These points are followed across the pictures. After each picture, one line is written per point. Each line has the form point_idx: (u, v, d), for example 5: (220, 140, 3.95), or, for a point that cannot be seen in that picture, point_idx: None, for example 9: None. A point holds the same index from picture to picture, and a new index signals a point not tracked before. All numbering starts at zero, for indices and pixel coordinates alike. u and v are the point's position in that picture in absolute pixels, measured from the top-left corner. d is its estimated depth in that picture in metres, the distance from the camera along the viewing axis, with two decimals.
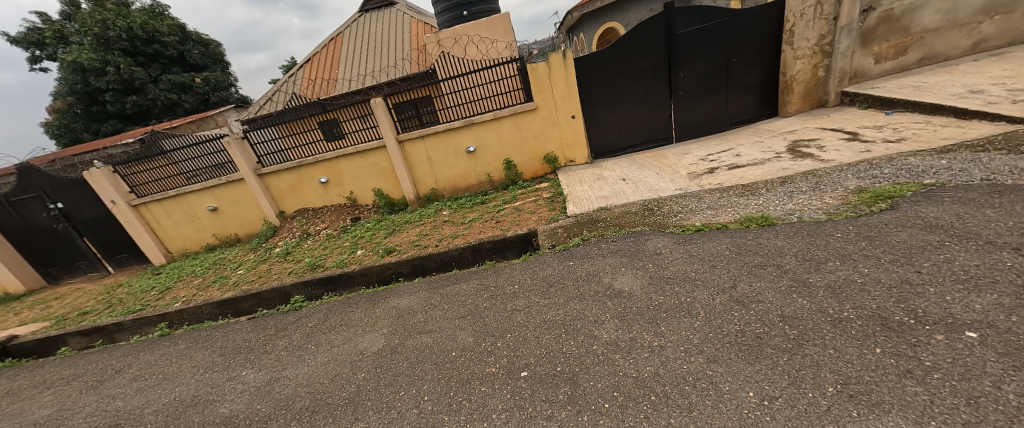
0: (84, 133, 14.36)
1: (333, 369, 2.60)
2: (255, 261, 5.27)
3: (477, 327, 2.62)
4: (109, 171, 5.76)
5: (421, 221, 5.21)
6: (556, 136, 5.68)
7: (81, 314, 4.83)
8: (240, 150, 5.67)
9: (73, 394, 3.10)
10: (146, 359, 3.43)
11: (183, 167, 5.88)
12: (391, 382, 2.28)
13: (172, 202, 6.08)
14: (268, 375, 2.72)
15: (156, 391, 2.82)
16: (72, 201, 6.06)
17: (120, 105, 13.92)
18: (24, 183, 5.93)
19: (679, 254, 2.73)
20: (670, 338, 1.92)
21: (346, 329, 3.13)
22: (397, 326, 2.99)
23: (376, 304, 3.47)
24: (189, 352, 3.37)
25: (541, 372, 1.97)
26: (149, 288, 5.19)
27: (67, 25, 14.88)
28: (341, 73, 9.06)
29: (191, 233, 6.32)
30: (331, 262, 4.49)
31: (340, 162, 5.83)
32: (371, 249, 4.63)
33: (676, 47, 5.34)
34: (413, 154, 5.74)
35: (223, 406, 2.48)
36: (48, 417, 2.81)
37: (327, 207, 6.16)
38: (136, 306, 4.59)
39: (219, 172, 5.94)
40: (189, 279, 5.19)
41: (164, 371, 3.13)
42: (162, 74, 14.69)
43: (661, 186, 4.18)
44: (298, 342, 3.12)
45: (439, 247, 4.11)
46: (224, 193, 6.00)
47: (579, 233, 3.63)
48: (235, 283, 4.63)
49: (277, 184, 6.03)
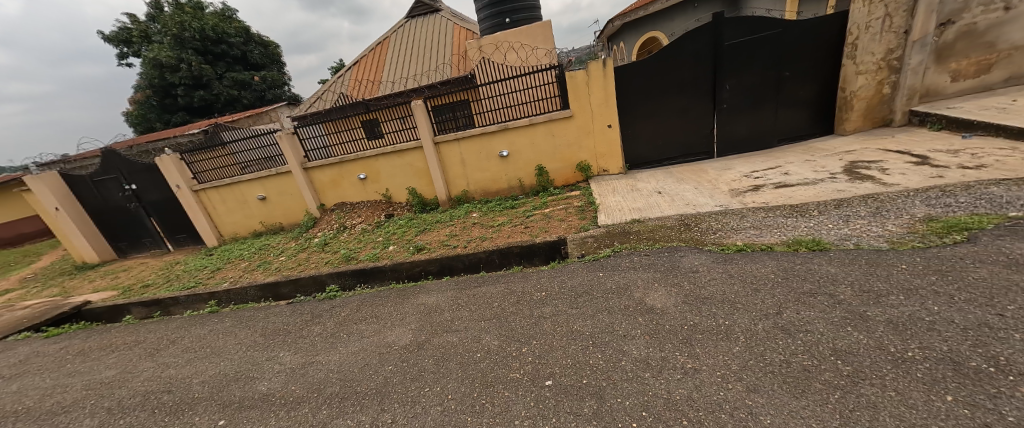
0: (157, 122, 15.92)
1: (362, 359, 2.70)
2: (295, 249, 5.58)
3: (503, 331, 2.63)
4: (176, 158, 6.34)
5: (451, 222, 5.32)
6: (590, 143, 5.63)
7: (143, 286, 5.32)
8: (290, 144, 6.02)
9: (132, 359, 3.40)
10: (195, 333, 3.71)
11: (239, 157, 6.36)
12: (417, 378, 2.34)
13: (227, 189, 6.57)
14: (304, 359, 2.86)
15: (205, 364, 3.05)
16: (143, 184, 6.71)
17: (189, 99, 15.33)
18: (105, 165, 6.62)
19: (718, 273, 2.61)
20: (705, 361, 1.83)
21: (377, 321, 3.24)
22: (424, 322, 3.06)
23: (406, 299, 3.57)
24: (235, 330, 3.61)
25: (565, 383, 1.95)
26: (202, 267, 5.64)
27: (150, 25, 16.55)
28: (386, 75, 9.49)
29: (241, 219, 6.79)
30: (364, 256, 4.69)
31: (379, 160, 6.07)
32: (402, 245, 4.78)
33: (723, 58, 5.15)
34: (448, 155, 5.87)
35: (261, 384, 2.63)
36: (112, 377, 3.10)
37: (363, 202, 6.42)
38: (190, 283, 5.00)
39: (270, 164, 6.37)
40: (236, 262, 5.58)
41: (212, 345, 3.38)
42: (227, 71, 16.03)
43: (699, 201, 4.02)
44: (331, 330, 3.25)
45: (468, 248, 4.17)
46: (274, 184, 6.42)
47: (610, 244, 3.56)
48: (277, 268, 4.92)
49: (320, 178, 6.36)
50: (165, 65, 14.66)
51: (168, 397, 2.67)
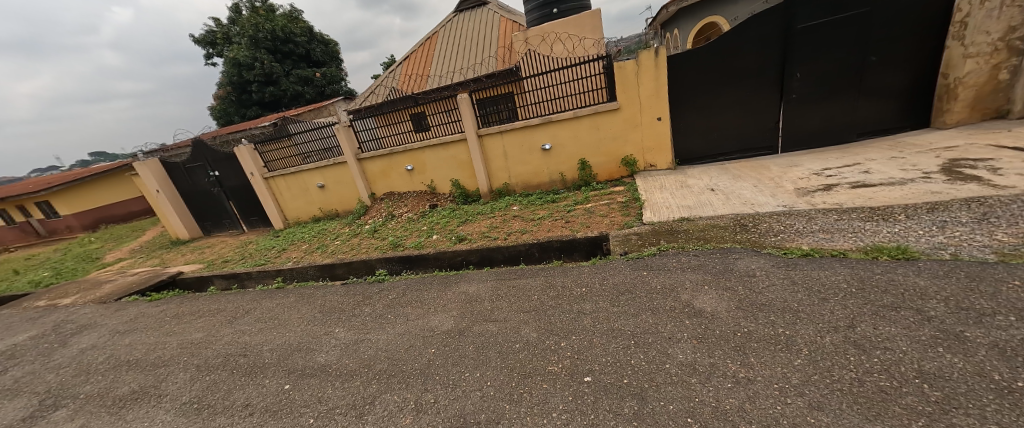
0: (235, 116, 17.81)
1: (408, 341, 2.86)
2: (349, 234, 6.00)
3: (542, 324, 2.64)
4: (251, 148, 7.07)
5: (492, 214, 5.40)
6: (636, 137, 5.41)
7: (223, 261, 6.04)
8: (346, 136, 6.45)
9: (215, 324, 3.89)
10: (266, 305, 4.16)
11: (302, 148, 6.93)
12: (457, 362, 2.44)
13: (292, 178, 7.20)
14: (356, 336, 3.09)
15: (273, 333, 3.41)
16: (224, 171, 7.56)
17: (262, 94, 16.94)
18: (195, 154, 7.55)
19: (778, 279, 2.41)
20: (760, 372, 1.71)
21: (421, 306, 3.41)
22: (465, 310, 3.16)
23: (448, 287, 3.71)
24: (298, 305, 3.99)
25: (605, 380, 1.92)
26: (270, 247, 6.26)
27: (231, 28, 18.43)
28: (434, 69, 9.79)
29: (303, 205, 7.42)
30: (410, 243, 4.93)
31: (425, 153, 6.31)
32: (444, 235, 4.96)
33: (794, 43, 4.68)
34: (491, 148, 5.94)
35: (319, 356, 2.89)
36: (200, 338, 3.58)
37: (410, 193, 6.72)
38: (260, 261, 5.60)
39: (328, 155, 6.87)
40: (298, 244, 6.13)
41: (278, 317, 3.76)
42: (293, 69, 17.47)
43: (758, 200, 3.72)
44: (380, 311, 3.48)
45: (508, 241, 4.23)
46: (331, 173, 6.93)
47: (656, 242, 3.42)
48: (333, 251, 5.34)
49: (371, 168, 6.75)
50: (242, 64, 16.29)
51: (243, 360, 3.03)
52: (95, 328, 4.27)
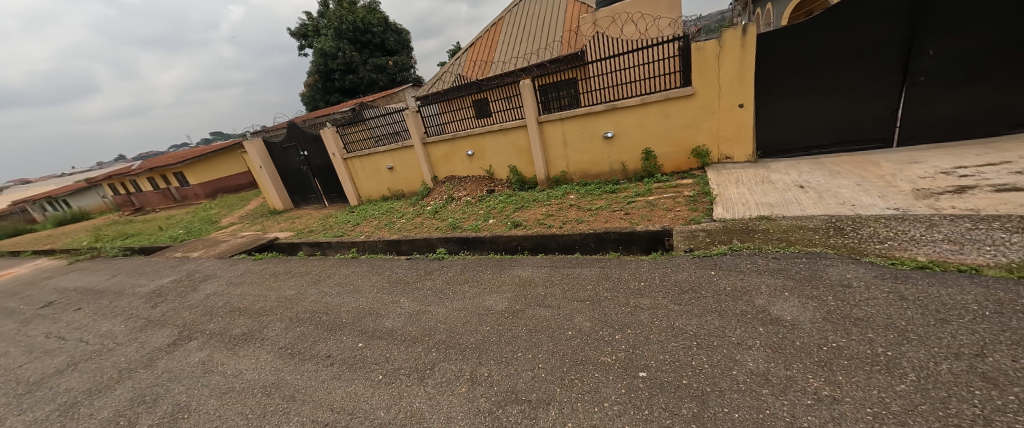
0: (320, 102, 19.82)
1: (465, 316, 3.02)
2: (413, 214, 6.43)
3: (596, 314, 2.61)
4: (333, 131, 7.84)
5: (548, 201, 5.39)
6: (711, 125, 4.96)
7: (309, 231, 6.87)
8: (414, 121, 6.84)
9: (303, 284, 4.47)
10: (343, 272, 4.67)
11: (375, 132, 7.51)
12: (510, 342, 2.52)
13: (366, 159, 7.86)
14: (418, 307, 3.34)
15: (349, 297, 3.83)
16: (311, 151, 8.51)
17: (343, 82, 18.60)
18: (289, 135, 8.59)
19: (880, 292, 2.09)
20: (849, 392, 1.52)
21: (477, 286, 3.57)
22: (519, 293, 3.24)
23: (503, 269, 3.82)
24: (369, 274, 4.42)
25: (661, 378, 1.86)
26: (346, 221, 6.96)
27: (319, 21, 20.34)
28: (498, 55, 9.88)
29: (374, 185, 8.08)
30: (468, 225, 5.15)
31: (485, 138, 6.45)
32: (501, 219, 5.08)
33: (926, 14, 3.91)
34: (551, 135, 5.87)
35: (386, 321, 3.19)
36: (292, 295, 4.16)
37: (469, 177, 6.96)
38: (338, 232, 6.26)
39: (397, 138, 7.36)
40: (369, 220, 6.72)
41: (353, 284, 4.21)
42: (369, 58, 18.84)
43: (859, 201, 3.22)
44: (440, 287, 3.71)
45: (563, 229, 4.20)
46: (399, 156, 7.44)
47: (727, 241, 3.15)
48: (399, 229, 5.78)
49: (435, 152, 7.09)
50: (328, 54, 17.94)
51: (325, 318, 3.46)
52: (215, 278, 5.17)
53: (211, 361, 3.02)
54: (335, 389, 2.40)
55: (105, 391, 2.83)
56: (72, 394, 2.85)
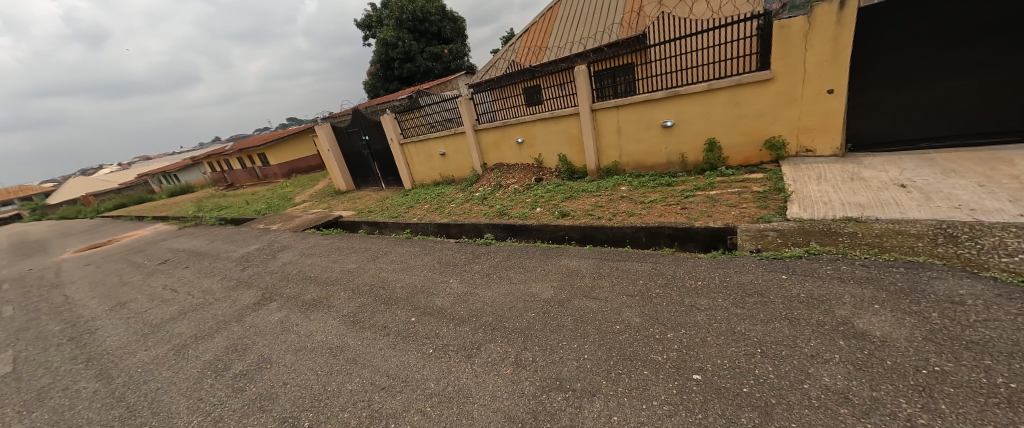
0: (381, 90, 21.00)
1: (511, 301, 3.08)
2: (462, 199, 6.62)
3: (646, 310, 2.52)
4: (392, 117, 8.27)
5: (598, 192, 5.23)
6: (790, 114, 4.45)
7: (368, 211, 7.38)
8: (467, 108, 6.97)
9: (363, 259, 4.85)
10: (397, 251, 4.98)
11: (430, 118, 7.79)
12: (556, 330, 2.53)
13: (420, 145, 8.20)
14: (466, 288, 3.47)
15: (403, 274, 4.09)
16: (372, 136, 9.07)
17: (401, 71, 19.49)
18: (353, 121, 9.23)
19: (1003, 314, 1.77)
20: (956, 425, 1.30)
21: (523, 272, 3.61)
22: (566, 282, 3.23)
23: (549, 258, 3.82)
24: (421, 254, 4.67)
25: (718, 383, 1.74)
26: (401, 203, 7.37)
27: (382, 11, 21.34)
28: (553, 40, 9.68)
29: (427, 170, 8.42)
30: (515, 213, 5.19)
31: (536, 126, 6.40)
32: (548, 208, 5.04)
33: None
34: (604, 123, 5.65)
35: (436, 299, 3.35)
36: (353, 268, 4.53)
37: (518, 165, 6.97)
38: (394, 214, 6.66)
39: (450, 125, 7.57)
40: (422, 203, 7.05)
41: (407, 262, 4.47)
42: (426, 46, 19.47)
43: (980, 205, 2.71)
44: (487, 271, 3.81)
45: (614, 221, 4.06)
46: (452, 143, 7.65)
47: (802, 243, 2.84)
48: (449, 213, 5.99)
49: (486, 139, 7.19)
50: (389, 44, 18.84)
51: (382, 291, 3.73)
52: (289, 249, 5.78)
53: (287, 321, 3.41)
54: (391, 357, 2.59)
55: (207, 337, 3.33)
56: (183, 337, 3.41)
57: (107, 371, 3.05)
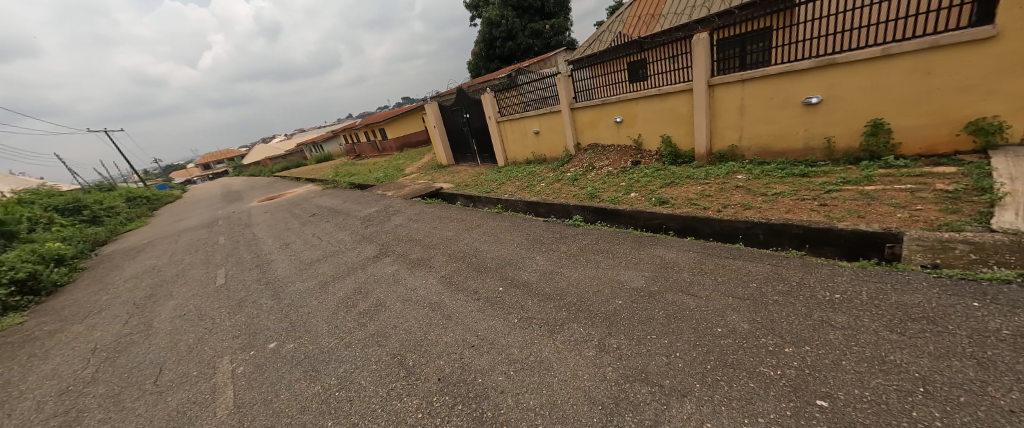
0: (483, 69, 21.94)
1: (599, 285, 3.02)
2: (553, 179, 6.59)
3: (758, 317, 2.20)
4: (491, 96, 8.59)
5: (706, 180, 4.64)
6: (1018, 85, 3.22)
7: (464, 185, 7.93)
8: (565, 85, 6.80)
9: (459, 229, 5.28)
10: (490, 224, 5.28)
11: (528, 96, 7.84)
12: (645, 321, 2.39)
13: (516, 123, 8.36)
14: (552, 267, 3.52)
15: (494, 246, 4.34)
16: (473, 114, 9.60)
17: (503, 49, 19.94)
18: (457, 100, 9.88)
19: None
20: None
21: (613, 257, 3.48)
22: (660, 273, 3.01)
23: (643, 246, 3.59)
24: (511, 229, 4.87)
25: (852, 416, 1.44)
26: (493, 180, 7.71)
27: None
28: (668, 7, 8.67)
29: (520, 148, 8.59)
30: (607, 196, 4.96)
31: (639, 104, 5.92)
32: (644, 194, 4.68)
33: None
34: (723, 101, 4.93)
35: (524, 273, 3.49)
36: (451, 236, 4.99)
37: (614, 146, 6.60)
38: (486, 189, 7.02)
39: (547, 103, 7.51)
40: (513, 180, 7.26)
41: (498, 235, 4.72)
42: (529, 23, 19.43)
43: None
44: (574, 252, 3.79)
45: (723, 213, 3.57)
46: (547, 121, 7.61)
47: (1014, 264, 2.16)
48: (538, 192, 6.05)
49: (582, 118, 6.96)
50: (493, 23, 19.37)
51: (474, 260, 4.03)
52: (400, 213, 6.63)
53: (398, 274, 3.97)
54: (481, 319, 2.82)
55: (340, 279, 4.10)
56: (324, 276, 4.26)
57: (277, 293, 4.02)
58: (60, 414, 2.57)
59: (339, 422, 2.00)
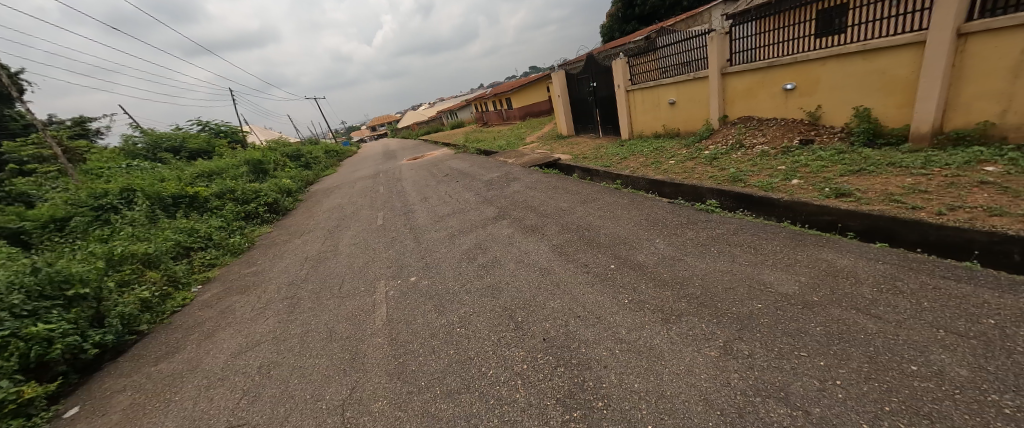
0: (617, 33, 20.29)
1: (732, 281, 2.61)
2: (685, 156, 5.84)
3: (988, 365, 1.56)
4: (624, 61, 7.95)
5: (922, 170, 3.39)
6: None
7: (583, 157, 7.74)
8: (719, 46, 5.78)
9: (574, 201, 5.24)
10: (607, 199, 5.08)
11: (668, 60, 6.97)
12: (793, 334, 1.98)
13: (648, 92, 7.60)
14: (674, 253, 3.19)
15: (610, 222, 4.17)
16: (600, 82, 9.10)
17: (643, 8, 17.90)
18: (586, 67, 9.47)
19: None
20: None
21: (755, 253, 2.94)
22: (823, 282, 2.41)
23: (801, 246, 2.92)
24: (630, 207, 4.58)
25: None
26: (615, 153, 7.29)
27: None
28: None
29: (650, 120, 7.81)
30: (756, 181, 4.14)
31: (825, 66, 4.60)
32: (813, 182, 3.73)
33: None
34: (981, 56, 3.40)
35: (639, 255, 3.27)
36: (566, 207, 5.00)
37: (776, 120, 5.38)
38: (606, 163, 6.70)
39: (691, 68, 6.54)
40: (637, 155, 6.72)
41: (615, 211, 4.52)
42: None
43: None
44: (703, 240, 3.34)
45: (946, 217, 2.58)
46: (688, 89, 6.67)
47: None
48: (666, 169, 5.47)
49: (736, 86, 5.84)
50: None
51: (587, 234, 3.96)
52: (518, 180, 6.97)
53: (514, 237, 4.23)
54: (589, 293, 2.80)
55: (465, 233, 4.63)
56: (452, 230, 4.87)
57: (417, 238, 4.80)
58: (288, 297, 3.73)
59: (459, 353, 2.33)
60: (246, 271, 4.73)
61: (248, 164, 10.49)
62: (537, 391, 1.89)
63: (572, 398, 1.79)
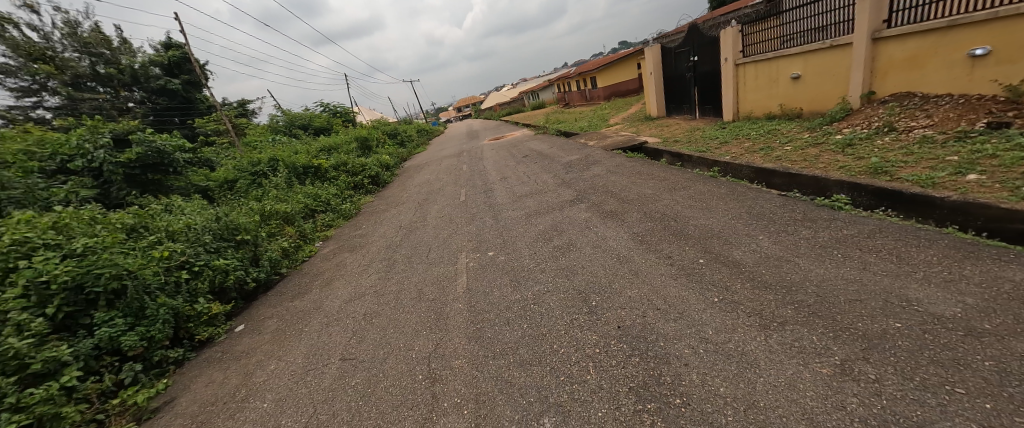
0: None
1: (861, 292, 2.18)
2: (807, 142, 4.92)
3: None
4: (736, 30, 6.91)
5: None
6: None
7: (674, 140, 7.07)
8: (873, 4, 4.65)
9: (661, 187, 4.86)
10: (700, 187, 4.60)
11: (797, 26, 5.84)
12: (948, 363, 1.57)
13: (765, 65, 6.51)
14: (782, 253, 2.77)
15: (702, 213, 3.78)
16: (703, 56, 8.08)
17: None
18: (686, 39, 8.48)
19: None
20: None
21: (899, 262, 2.39)
22: (1003, 307, 1.86)
23: (973, 259, 2.27)
24: (729, 197, 4.08)
25: None
26: (714, 137, 6.49)
27: None
28: None
29: (763, 99, 6.73)
30: (909, 173, 3.31)
31: None
32: (1004, 178, 2.83)
33: None
34: None
35: (737, 251, 2.92)
36: (651, 193, 4.67)
37: (952, 97, 4.16)
38: (702, 148, 6.02)
39: (828, 34, 5.39)
40: (742, 140, 5.89)
41: (709, 201, 4.07)
42: None
43: None
44: (823, 241, 2.83)
45: None
46: (821, 61, 5.53)
47: None
48: (778, 157, 4.69)
49: (894, 54, 4.64)
50: None
51: (674, 224, 3.67)
52: (600, 163, 6.71)
53: (592, 221, 4.13)
54: (672, 286, 2.62)
55: (542, 214, 4.67)
56: (529, 210, 4.96)
57: (496, 216, 5.01)
58: (386, 258, 4.26)
59: (533, 328, 2.41)
60: (355, 233, 5.53)
61: (357, 141, 12.03)
62: (609, 376, 1.86)
63: (647, 389, 1.73)
